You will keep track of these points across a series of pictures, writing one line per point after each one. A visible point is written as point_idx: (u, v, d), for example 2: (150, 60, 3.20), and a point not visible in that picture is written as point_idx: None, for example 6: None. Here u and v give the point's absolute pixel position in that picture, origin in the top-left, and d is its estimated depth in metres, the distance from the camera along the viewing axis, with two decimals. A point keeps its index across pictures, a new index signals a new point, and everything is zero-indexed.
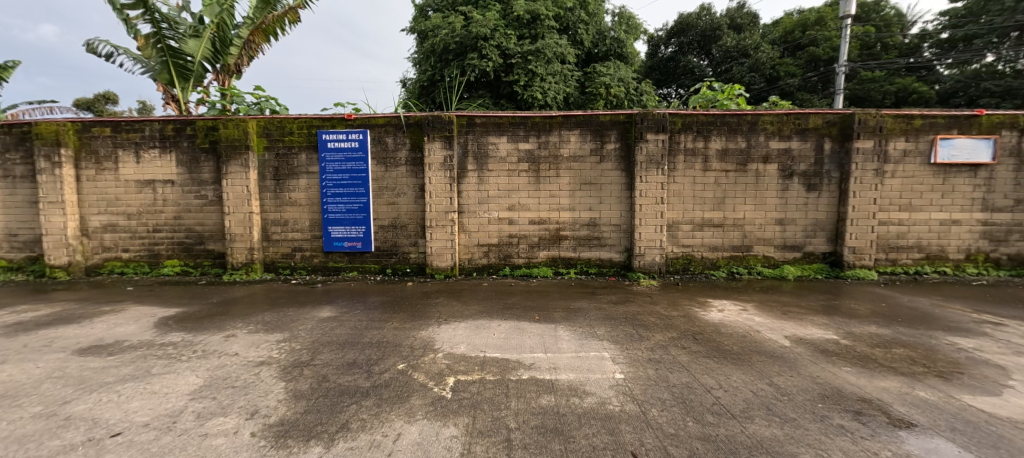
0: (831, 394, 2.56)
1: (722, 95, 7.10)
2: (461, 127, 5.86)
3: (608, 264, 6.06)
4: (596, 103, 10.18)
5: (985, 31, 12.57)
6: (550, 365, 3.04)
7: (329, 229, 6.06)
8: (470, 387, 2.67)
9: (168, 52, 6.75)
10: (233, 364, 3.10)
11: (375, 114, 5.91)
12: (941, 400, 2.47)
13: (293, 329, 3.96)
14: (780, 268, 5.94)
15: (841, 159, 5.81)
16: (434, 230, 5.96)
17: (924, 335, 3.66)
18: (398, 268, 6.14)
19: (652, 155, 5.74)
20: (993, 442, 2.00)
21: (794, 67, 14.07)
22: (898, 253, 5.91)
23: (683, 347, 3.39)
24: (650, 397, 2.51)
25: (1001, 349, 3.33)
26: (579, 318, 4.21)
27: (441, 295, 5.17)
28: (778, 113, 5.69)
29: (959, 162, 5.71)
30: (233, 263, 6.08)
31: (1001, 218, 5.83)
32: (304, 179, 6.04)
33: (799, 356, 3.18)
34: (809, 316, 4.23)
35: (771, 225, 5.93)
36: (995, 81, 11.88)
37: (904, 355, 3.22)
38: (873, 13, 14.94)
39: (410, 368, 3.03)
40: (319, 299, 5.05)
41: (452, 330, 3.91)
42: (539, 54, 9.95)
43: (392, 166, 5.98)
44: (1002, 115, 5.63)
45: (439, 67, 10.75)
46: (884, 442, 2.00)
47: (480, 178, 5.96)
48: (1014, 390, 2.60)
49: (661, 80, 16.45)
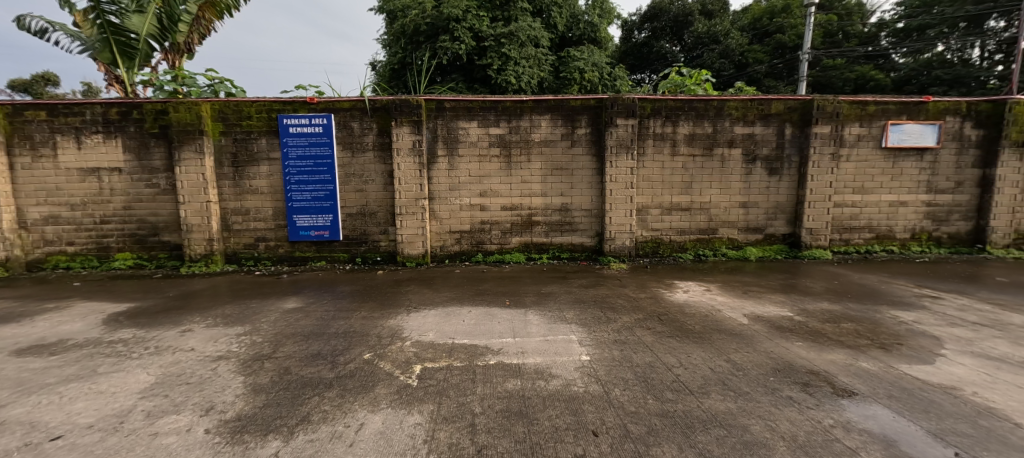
0: (783, 367, 2.69)
1: (690, 80, 7.19)
2: (431, 111, 5.71)
3: (579, 249, 6.12)
4: (570, 87, 10.13)
5: (937, 22, 13.25)
6: (518, 349, 3.05)
7: (295, 218, 5.84)
8: (437, 374, 2.66)
9: (109, 29, 6.21)
10: (189, 360, 2.97)
11: (340, 97, 5.66)
12: (881, 370, 2.64)
13: (255, 322, 3.82)
14: (743, 250, 6.17)
15: (802, 143, 6.02)
16: (405, 217, 5.83)
17: (870, 310, 3.91)
18: (369, 256, 6.01)
19: (622, 140, 5.77)
20: (924, 406, 2.17)
21: (763, 54, 14.42)
22: (852, 233, 6.23)
23: (649, 328, 3.47)
24: (615, 377, 2.57)
25: (937, 321, 3.60)
26: (550, 302, 4.26)
27: (413, 283, 5.10)
28: (743, 99, 5.81)
29: (908, 146, 6.02)
30: (191, 255, 5.79)
31: (943, 200, 6.22)
32: (266, 166, 5.76)
33: (755, 333, 3.33)
34: (769, 294, 4.43)
35: (735, 208, 6.12)
36: (945, 70, 12.66)
37: (851, 329, 3.42)
38: (836, 2, 15.43)
39: (377, 357, 2.98)
40: (285, 290, 4.88)
41: (422, 317, 3.87)
42: (513, 37, 9.74)
43: (359, 151, 5.79)
44: (947, 102, 5.95)
45: (410, 49, 10.44)
46: (828, 410, 2.13)
47: (451, 164, 5.85)
48: (945, 358, 2.82)
49: (635, 65, 16.57)
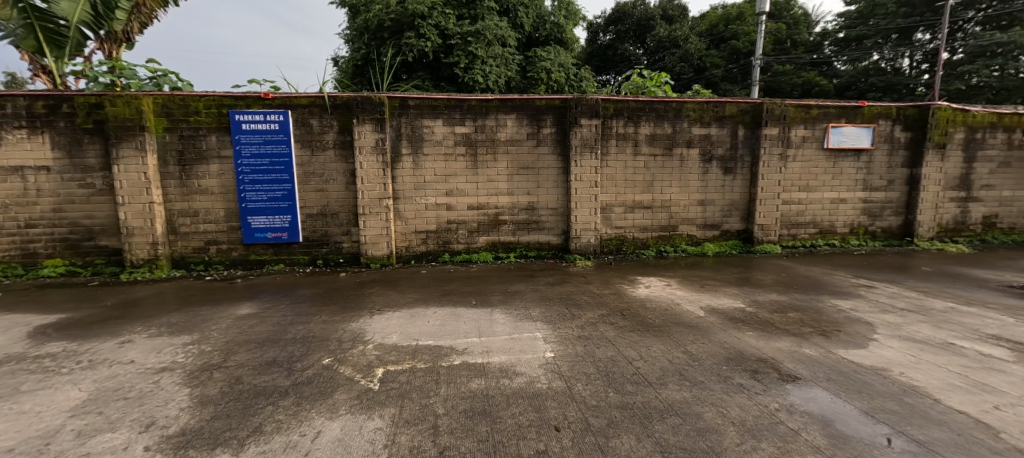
0: (735, 356, 2.84)
1: (650, 82, 7.43)
2: (394, 109, 5.58)
3: (546, 247, 6.19)
4: (537, 87, 10.22)
5: (872, 33, 14.39)
6: (483, 348, 3.04)
7: (249, 219, 5.55)
8: (400, 377, 2.61)
9: (34, 13, 5.62)
10: (127, 373, 2.75)
11: (297, 92, 5.43)
12: (822, 355, 2.83)
13: (204, 330, 3.60)
14: (701, 245, 6.45)
15: (753, 144, 6.36)
16: (368, 217, 5.68)
17: (813, 300, 4.19)
18: (330, 258, 5.81)
19: (586, 139, 5.89)
20: (858, 387, 2.35)
21: (719, 59, 15.19)
22: (798, 229, 6.66)
23: (611, 323, 3.56)
24: (578, 372, 2.62)
25: (871, 308, 3.91)
26: (516, 301, 4.28)
27: (377, 285, 4.97)
28: (699, 101, 6.07)
29: (846, 148, 6.50)
30: (133, 261, 5.38)
31: (877, 197, 6.76)
32: (217, 165, 5.44)
33: (710, 324, 3.49)
34: (724, 287, 4.65)
35: (693, 206, 6.39)
36: (879, 78, 13.79)
37: (796, 318, 3.65)
38: (785, 11, 16.45)
39: (337, 362, 2.88)
40: (239, 295, 4.63)
41: (385, 319, 3.78)
42: (479, 35, 9.69)
43: (319, 149, 5.58)
44: (880, 107, 6.47)
45: (374, 46, 10.16)
46: (774, 395, 2.27)
47: (416, 163, 5.76)
48: (877, 342, 3.07)
49: (600, 67, 16.94)
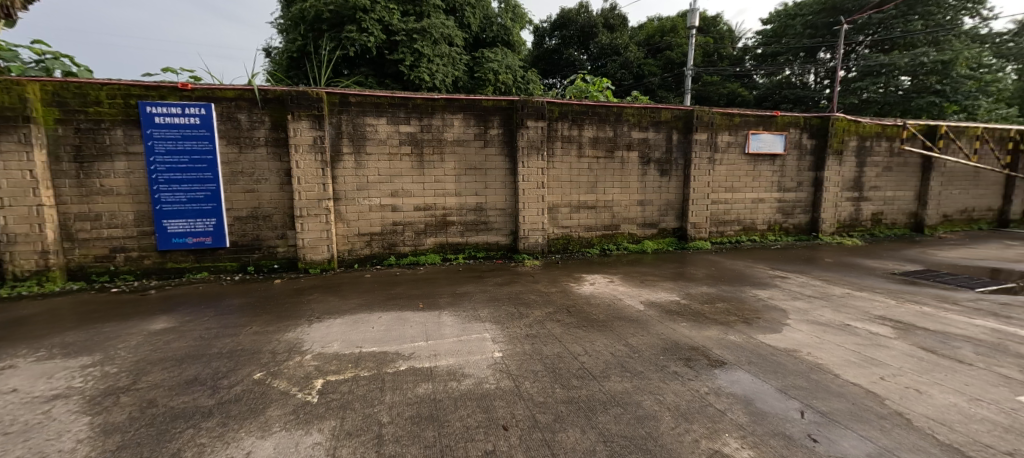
0: (670, 346, 3.04)
1: (593, 87, 7.75)
2: (333, 105, 5.30)
3: (495, 248, 6.21)
4: (485, 89, 10.25)
5: (784, 50, 16.15)
6: (430, 352, 2.99)
7: (165, 223, 4.98)
8: (341, 387, 2.48)
9: None
10: (7, 405, 2.34)
11: (222, 84, 4.98)
12: (745, 341, 3.13)
13: (109, 349, 3.17)
14: (641, 243, 6.84)
15: (686, 148, 6.86)
16: (306, 219, 5.34)
17: (737, 291, 4.61)
18: (263, 264, 5.38)
19: (533, 141, 6.00)
20: (773, 368, 2.62)
21: (655, 67, 16.22)
22: (725, 226, 7.29)
23: (558, 320, 3.66)
24: (525, 370, 2.66)
25: (784, 296, 4.39)
26: (465, 302, 4.25)
27: (317, 291, 4.68)
28: (638, 107, 6.43)
29: (764, 153, 7.23)
30: (15, 273, 4.55)
31: (789, 197, 7.60)
32: (124, 162, 4.82)
33: (649, 317, 3.71)
34: (661, 282, 4.97)
35: (634, 206, 6.76)
36: (791, 91, 15.66)
37: (723, 307, 4.00)
38: (712, 27, 17.93)
39: (270, 376, 2.67)
40: (153, 308, 4.13)
41: (325, 327, 3.58)
42: (425, 33, 9.50)
43: (249, 147, 5.15)
44: (790, 116, 7.27)
45: (311, 38, 9.57)
46: (704, 380, 2.46)
47: (358, 162, 5.51)
48: (788, 327, 3.45)
49: (547, 70, 17.36)
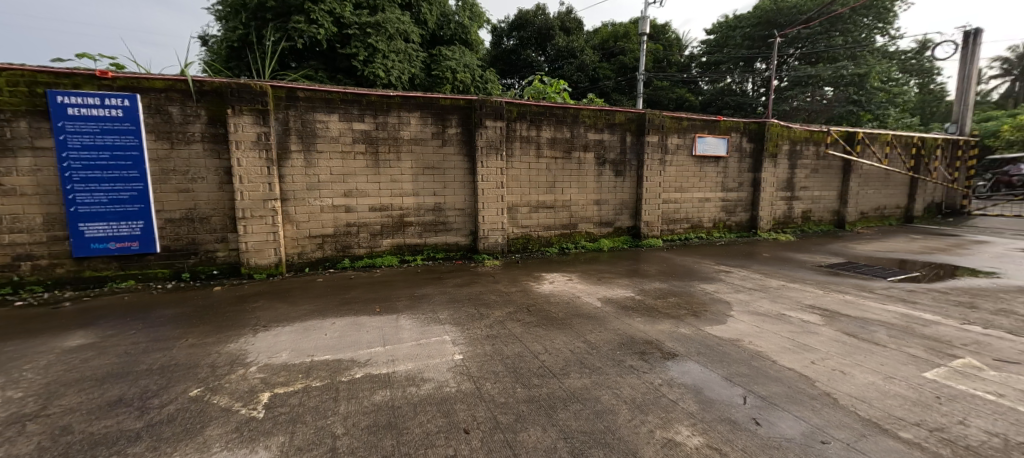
0: (626, 341, 3.16)
1: (551, 89, 7.88)
2: (280, 100, 4.99)
3: (454, 248, 6.14)
4: (443, 87, 10.10)
5: (726, 59, 17.33)
6: (387, 358, 2.89)
7: (81, 227, 4.43)
8: (291, 400, 2.34)
9: None
10: None
11: (150, 74, 4.52)
12: (694, 333, 3.32)
13: (10, 371, 2.77)
14: (598, 241, 7.06)
15: (639, 150, 7.16)
16: (250, 221, 4.98)
17: (687, 285, 4.88)
18: (201, 270, 4.96)
19: (492, 141, 5.99)
20: (719, 357, 2.81)
21: (610, 71, 16.79)
22: (675, 224, 7.70)
23: (518, 320, 3.68)
24: (486, 372, 2.65)
25: (727, 289, 4.70)
26: (424, 304, 4.16)
27: (263, 298, 4.38)
28: (593, 109, 6.62)
29: (709, 155, 7.71)
30: None
31: (731, 196, 8.16)
32: (28, 158, 4.23)
33: (606, 314, 3.83)
34: (617, 279, 5.15)
35: (591, 205, 6.96)
36: (732, 97, 16.81)
37: (674, 302, 4.22)
38: (662, 34, 18.84)
39: (210, 391, 2.47)
40: (67, 323, 3.67)
41: (273, 336, 3.36)
42: (380, 28, 9.19)
43: (183, 143, 4.72)
44: (731, 121, 7.81)
45: (253, 27, 8.94)
46: (658, 372, 2.59)
47: (307, 160, 5.22)
48: (731, 318, 3.71)
49: (505, 70, 17.42)
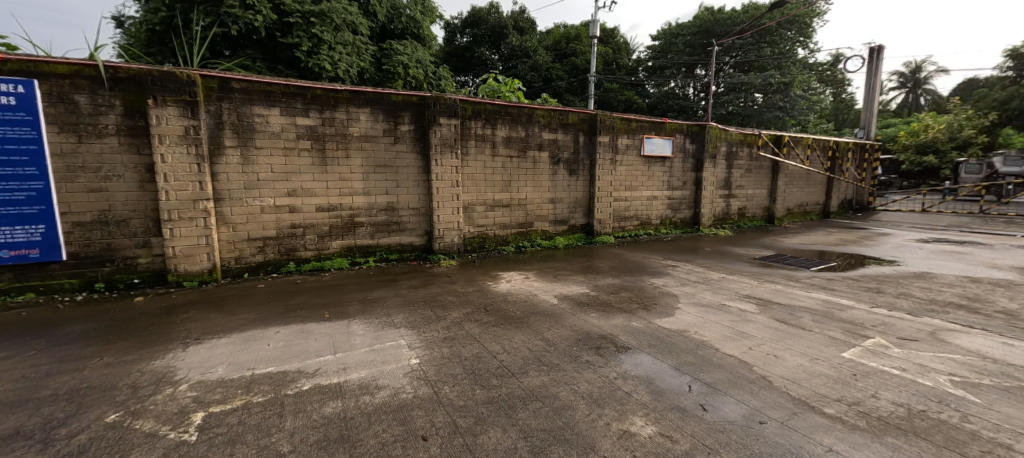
0: (582, 337, 3.23)
1: (505, 88, 7.88)
2: (211, 90, 4.56)
3: (409, 249, 5.97)
4: (394, 82, 9.77)
5: (670, 65, 18.32)
6: (338, 366, 2.74)
7: None
8: (229, 419, 2.14)
9: None
10: None
11: (49, 56, 3.95)
12: (645, 326, 3.47)
13: None
14: (553, 239, 7.19)
15: (591, 149, 7.37)
16: (177, 224, 4.51)
17: (637, 280, 5.10)
18: (119, 279, 4.41)
19: (446, 139, 5.89)
20: (669, 348, 2.96)
21: (562, 72, 17.15)
22: (626, 222, 8.02)
23: (475, 320, 3.65)
24: (444, 375, 2.59)
25: (674, 282, 4.97)
26: (377, 308, 4.00)
27: (195, 308, 3.99)
28: (548, 109, 6.71)
29: (656, 155, 8.11)
30: None
31: (677, 194, 8.64)
32: None
33: (562, 311, 3.90)
34: (572, 276, 5.27)
35: (546, 204, 7.06)
36: (677, 101, 17.77)
37: (626, 296, 4.39)
38: (611, 38, 19.53)
39: (131, 415, 2.20)
40: None
41: (207, 350, 3.07)
42: (325, 17, 8.69)
43: (93, 136, 4.17)
44: (675, 124, 8.26)
45: (178, 9, 8.09)
46: (613, 365, 2.67)
47: (244, 157, 4.82)
48: (678, 310, 3.92)
49: (459, 67, 17.20)
